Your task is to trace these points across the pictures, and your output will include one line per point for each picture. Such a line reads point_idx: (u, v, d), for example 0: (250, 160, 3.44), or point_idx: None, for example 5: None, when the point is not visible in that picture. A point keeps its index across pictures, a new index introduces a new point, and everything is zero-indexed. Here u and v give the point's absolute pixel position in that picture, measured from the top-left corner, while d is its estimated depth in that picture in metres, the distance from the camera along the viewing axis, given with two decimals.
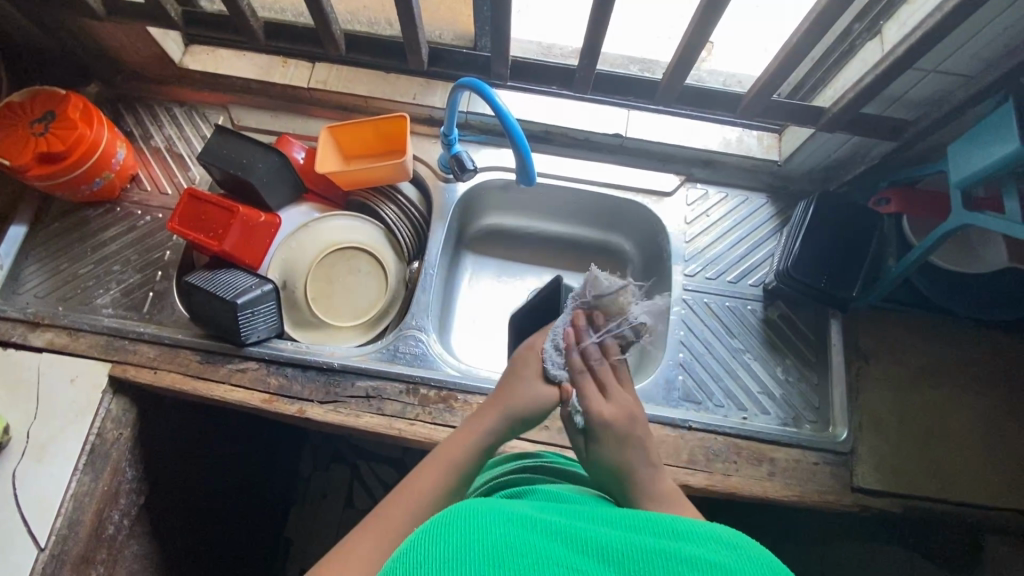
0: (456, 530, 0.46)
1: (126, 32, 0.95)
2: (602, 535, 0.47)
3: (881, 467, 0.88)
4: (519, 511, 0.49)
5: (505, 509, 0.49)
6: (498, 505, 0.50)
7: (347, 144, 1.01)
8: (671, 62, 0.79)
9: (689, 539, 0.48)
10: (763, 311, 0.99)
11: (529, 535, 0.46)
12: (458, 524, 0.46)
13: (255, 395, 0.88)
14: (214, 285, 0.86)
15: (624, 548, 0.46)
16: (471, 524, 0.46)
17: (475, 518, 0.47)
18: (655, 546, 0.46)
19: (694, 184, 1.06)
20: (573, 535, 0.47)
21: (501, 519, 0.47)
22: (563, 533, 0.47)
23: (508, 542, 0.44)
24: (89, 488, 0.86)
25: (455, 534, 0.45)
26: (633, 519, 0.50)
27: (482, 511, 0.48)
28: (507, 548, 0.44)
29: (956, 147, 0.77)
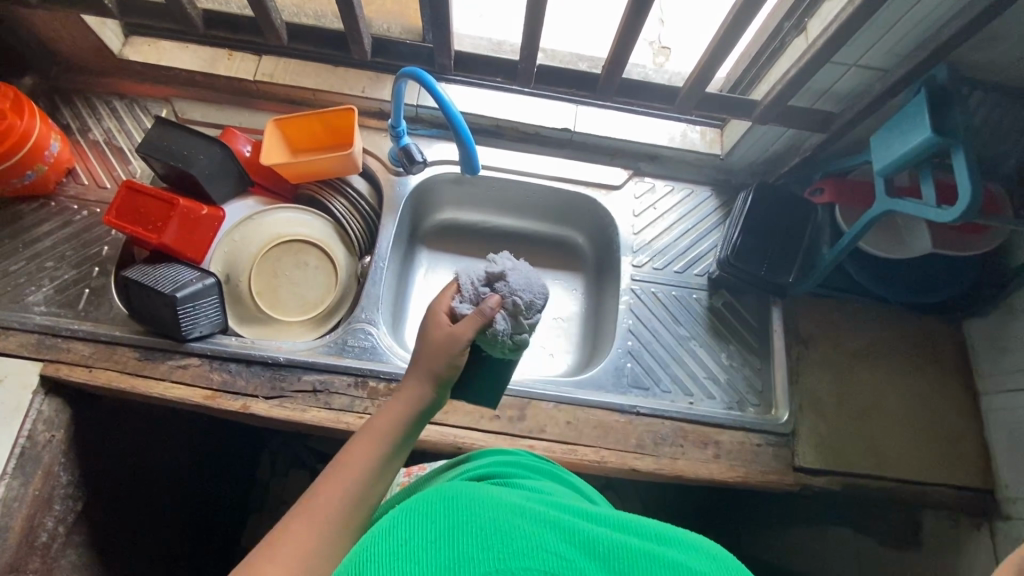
0: (445, 514, 0.41)
1: (59, 21, 0.92)
2: (604, 534, 0.42)
3: (820, 447, 0.91)
4: (517, 500, 0.44)
5: (480, 492, 0.44)
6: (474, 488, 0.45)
7: (295, 137, 1.00)
8: (609, 57, 0.80)
9: (698, 552, 0.43)
10: (709, 299, 1.02)
11: (527, 523, 0.41)
12: (441, 506, 0.42)
13: (196, 392, 0.85)
14: (153, 279, 0.84)
15: (627, 553, 0.40)
16: (462, 508, 0.42)
17: (467, 500, 0.43)
18: (663, 557, 0.41)
19: (642, 178, 1.09)
20: (575, 532, 0.41)
21: (498, 507, 0.42)
22: (563, 528, 0.41)
23: (502, 531, 0.40)
24: (18, 493, 0.82)
25: (448, 515, 0.41)
26: (640, 521, 0.45)
27: (453, 494, 0.44)
28: (490, 538, 0.40)
29: (880, 135, 0.80)
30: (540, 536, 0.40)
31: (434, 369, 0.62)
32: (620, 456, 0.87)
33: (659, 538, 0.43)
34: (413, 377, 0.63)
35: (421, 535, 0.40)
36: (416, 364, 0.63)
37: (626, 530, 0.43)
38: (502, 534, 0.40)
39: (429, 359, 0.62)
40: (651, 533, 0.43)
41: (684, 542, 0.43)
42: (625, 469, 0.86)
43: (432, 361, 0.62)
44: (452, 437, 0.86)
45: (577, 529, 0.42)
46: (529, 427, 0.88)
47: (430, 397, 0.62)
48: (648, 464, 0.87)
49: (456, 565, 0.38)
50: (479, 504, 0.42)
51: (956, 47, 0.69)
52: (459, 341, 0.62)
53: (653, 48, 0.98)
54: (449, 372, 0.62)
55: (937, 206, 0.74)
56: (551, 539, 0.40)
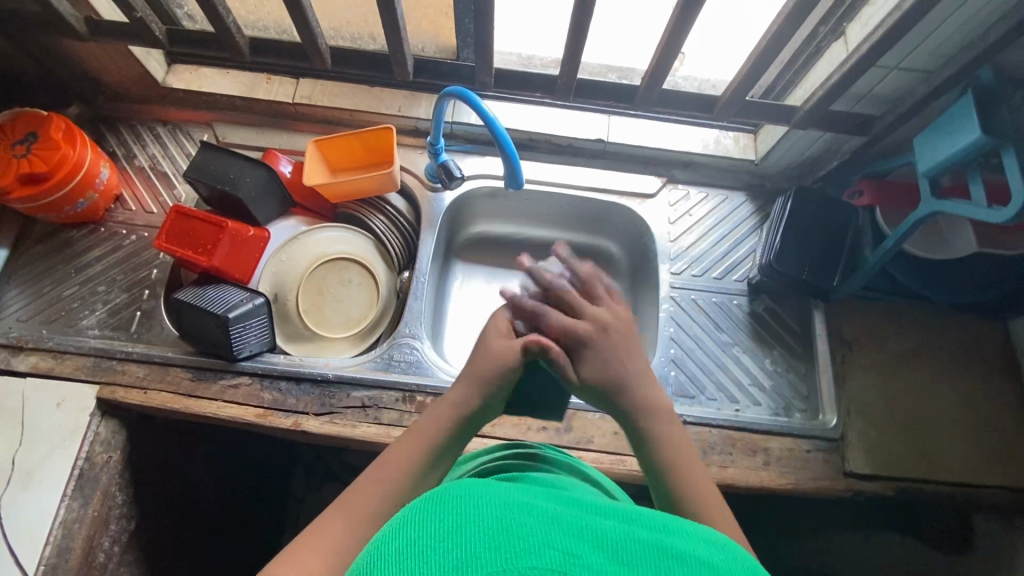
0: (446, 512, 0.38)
1: (107, 52, 0.95)
2: (613, 528, 0.39)
3: (870, 451, 0.90)
4: (522, 495, 0.41)
5: (493, 489, 0.41)
6: (486, 484, 0.42)
7: (335, 157, 1.02)
8: (649, 68, 0.81)
9: (708, 543, 0.40)
10: (749, 305, 1.01)
11: (533, 519, 0.38)
12: (451, 503, 0.39)
13: (248, 411, 0.87)
14: (204, 300, 0.86)
15: (638, 546, 0.38)
16: (472, 505, 0.39)
17: (472, 496, 0.40)
18: (674, 549, 0.38)
19: (676, 185, 1.09)
20: (582, 527, 0.39)
21: (503, 501, 0.39)
22: (571, 525, 0.39)
23: (508, 528, 0.37)
24: (78, 514, 0.84)
25: (451, 512, 0.38)
26: (649, 514, 0.43)
27: (463, 490, 0.41)
28: (506, 535, 0.37)
29: (921, 139, 0.81)
30: (546, 532, 0.37)
31: (480, 378, 0.61)
32: None
33: (668, 528, 0.41)
34: (459, 384, 0.62)
35: (429, 535, 0.37)
36: (466, 369, 0.62)
37: (635, 522, 0.41)
38: (510, 533, 0.37)
39: (480, 364, 0.61)
40: (660, 525, 0.41)
41: (694, 533, 0.41)
42: None
43: (479, 369, 0.61)
44: None
45: (589, 525, 0.39)
46: (576, 438, 0.88)
47: (472, 409, 0.61)
48: None
49: (461, 566, 0.35)
50: (482, 500, 0.39)
51: (1005, 47, 0.69)
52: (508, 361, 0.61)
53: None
54: (495, 382, 0.61)
55: (987, 205, 0.74)
56: (558, 535, 0.38)
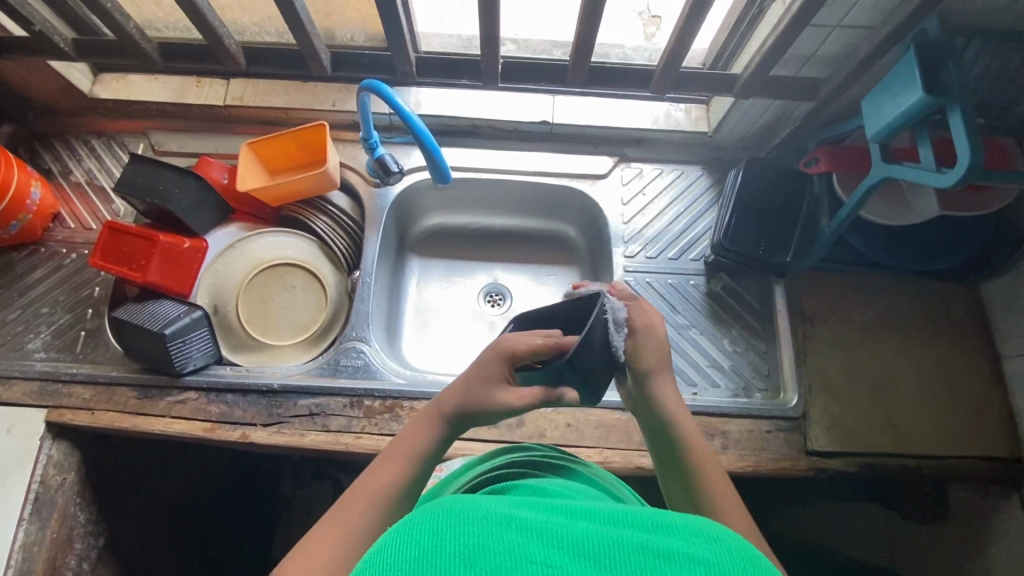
0: (420, 532, 0.37)
1: (25, 68, 0.92)
2: (597, 533, 0.37)
3: (833, 429, 0.88)
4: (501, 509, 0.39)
5: (471, 507, 0.39)
6: (463, 504, 0.40)
7: (270, 159, 0.99)
8: (574, 43, 0.75)
9: (700, 534, 0.37)
10: (706, 284, 0.98)
11: (512, 534, 0.36)
12: (424, 525, 0.37)
13: (195, 426, 0.86)
14: (141, 318, 0.85)
15: (622, 550, 0.36)
16: (445, 524, 0.37)
17: (445, 516, 0.38)
18: (657, 548, 0.36)
19: (629, 164, 1.05)
20: (561, 537, 0.37)
21: (478, 517, 0.38)
22: (552, 535, 0.37)
23: (484, 546, 0.35)
24: (36, 537, 0.84)
25: (424, 533, 0.37)
26: (636, 513, 0.40)
27: (439, 511, 0.39)
28: (478, 551, 0.35)
29: (868, 102, 0.75)
30: (526, 547, 0.36)
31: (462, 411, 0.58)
32: (625, 455, 0.85)
33: (655, 526, 0.38)
34: (439, 408, 0.59)
35: (401, 558, 0.35)
36: (449, 399, 0.59)
37: (620, 524, 0.38)
38: (482, 550, 0.35)
39: (468, 380, 0.58)
40: (647, 522, 0.39)
41: (683, 526, 0.38)
42: (630, 467, 0.84)
43: (460, 399, 0.58)
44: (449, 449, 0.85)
45: (567, 533, 0.37)
46: (528, 432, 0.87)
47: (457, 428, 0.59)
48: None
49: None
50: (457, 519, 0.38)
51: None
52: (501, 400, 0.57)
53: (641, 19, 0.95)
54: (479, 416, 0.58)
55: (936, 169, 0.70)
56: (537, 548, 0.36)
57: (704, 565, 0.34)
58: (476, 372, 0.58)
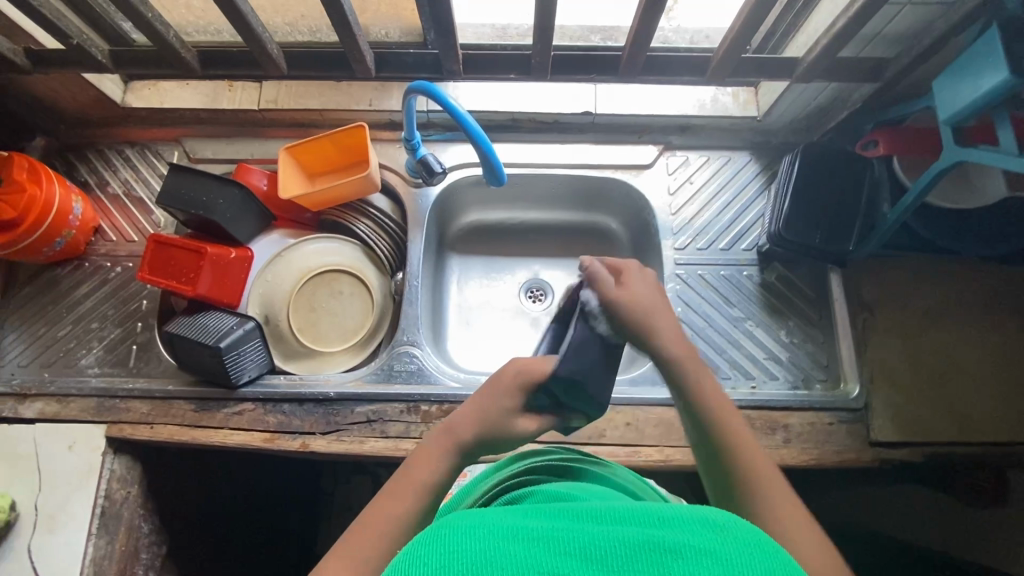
0: (427, 550, 0.35)
1: (60, 81, 0.90)
2: (601, 535, 0.36)
3: (896, 419, 0.86)
4: (507, 522, 0.38)
5: (476, 521, 0.38)
6: (466, 518, 0.39)
7: (309, 163, 0.97)
8: (630, 33, 0.71)
9: (707, 525, 0.37)
10: (760, 274, 0.96)
11: (516, 547, 0.35)
12: (430, 545, 0.36)
13: (255, 436, 0.86)
14: (195, 331, 0.84)
15: (628, 550, 0.35)
16: (450, 542, 0.36)
17: (449, 535, 0.36)
18: (664, 542, 0.35)
19: (673, 152, 1.02)
20: (566, 542, 0.36)
21: (482, 531, 0.37)
22: (556, 543, 0.36)
23: (490, 561, 0.34)
24: (106, 551, 0.85)
25: (432, 553, 0.35)
26: (640, 510, 0.39)
27: (444, 526, 0.37)
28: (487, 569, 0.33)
29: (942, 82, 0.72)
30: (531, 559, 0.34)
31: (485, 442, 0.56)
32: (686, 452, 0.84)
33: (661, 521, 0.37)
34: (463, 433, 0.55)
35: None
36: (474, 426, 0.55)
37: (628, 521, 0.38)
38: (490, 566, 0.33)
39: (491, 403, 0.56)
40: (654, 517, 0.38)
41: (688, 517, 0.37)
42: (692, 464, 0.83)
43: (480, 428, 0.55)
44: None
45: (571, 538, 0.36)
46: (587, 433, 0.86)
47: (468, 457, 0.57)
48: None
49: None
50: (461, 536, 0.36)
51: None
52: (520, 428, 0.56)
53: None
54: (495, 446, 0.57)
55: (1017, 153, 0.67)
56: (541, 559, 0.34)
57: (712, 557, 0.34)
58: (504, 396, 0.56)
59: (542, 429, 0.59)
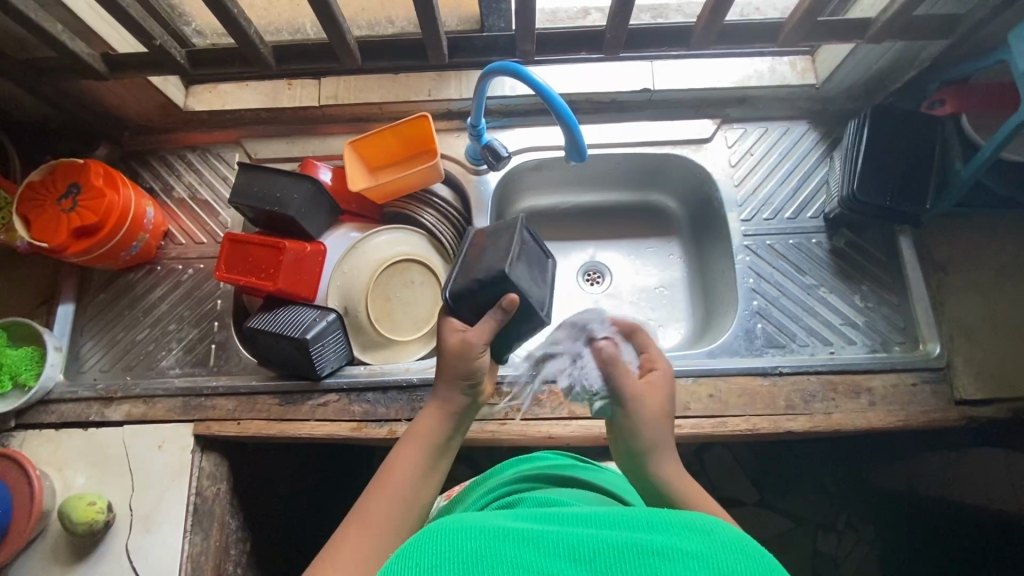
0: (434, 549, 0.42)
1: (128, 86, 0.92)
2: (586, 535, 0.42)
3: (980, 376, 0.86)
4: (499, 525, 0.44)
5: (476, 524, 0.44)
6: (470, 521, 0.45)
7: (372, 156, 0.98)
8: (710, 1, 0.71)
9: (694, 531, 0.41)
10: (829, 241, 0.96)
11: (506, 548, 0.41)
12: (430, 545, 0.42)
13: (342, 426, 0.87)
14: (278, 325, 0.85)
15: (613, 551, 0.40)
16: (448, 542, 0.42)
17: (451, 535, 0.43)
18: (652, 545, 0.40)
19: (731, 125, 1.02)
20: (557, 543, 0.41)
21: (481, 532, 0.43)
22: (545, 543, 0.41)
23: (484, 559, 0.40)
24: (202, 547, 0.86)
25: (427, 555, 0.41)
26: (636, 514, 0.44)
27: (449, 527, 0.44)
28: (483, 564, 0.40)
29: (1017, 35, 0.73)
30: (519, 557, 0.40)
31: (451, 375, 0.64)
32: (773, 420, 0.84)
33: (652, 526, 0.42)
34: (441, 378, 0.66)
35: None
36: (439, 366, 0.65)
37: (618, 526, 0.43)
38: (483, 563, 0.40)
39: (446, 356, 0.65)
40: (643, 522, 0.43)
41: (677, 523, 0.42)
42: (780, 432, 0.83)
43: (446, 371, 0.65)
44: (599, 429, 0.84)
45: (558, 537, 0.42)
46: (672, 407, 0.85)
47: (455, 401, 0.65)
48: (802, 424, 0.84)
49: None
50: (460, 536, 0.43)
51: None
52: (467, 352, 0.64)
53: None
54: (467, 377, 0.64)
55: None
56: (527, 557, 0.40)
57: (697, 560, 0.39)
58: (441, 324, 0.66)
59: (478, 339, 0.63)
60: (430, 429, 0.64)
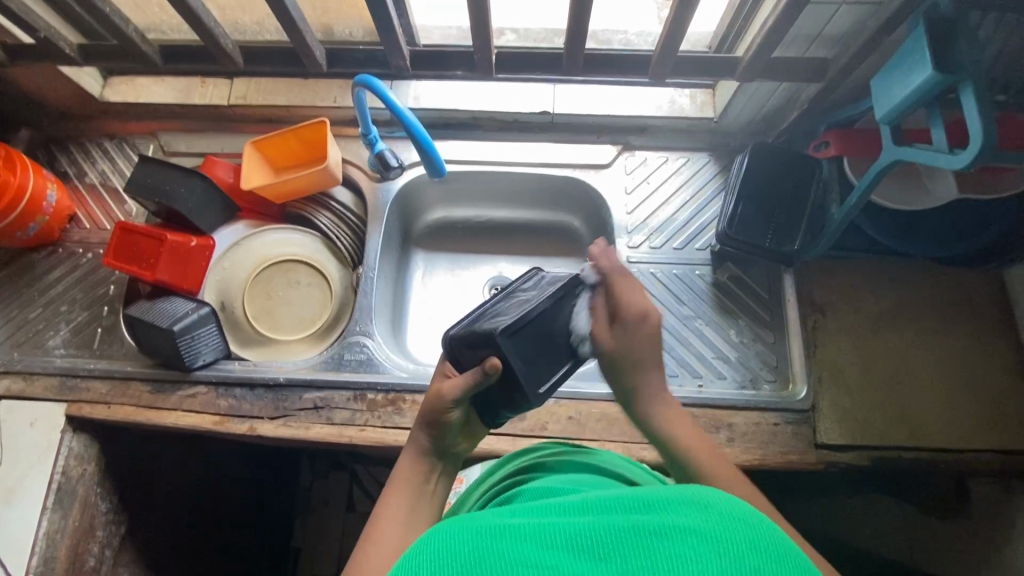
0: (428, 556, 0.38)
1: (38, 74, 0.95)
2: (583, 525, 0.39)
3: (844, 422, 0.85)
4: (494, 520, 0.41)
5: (475, 521, 0.42)
6: (470, 519, 0.42)
7: (275, 158, 1.01)
8: (568, 27, 0.72)
9: (692, 505, 0.39)
10: (712, 274, 0.96)
11: (503, 542, 0.38)
12: (429, 546, 0.39)
13: (205, 418, 0.88)
14: (152, 315, 0.87)
15: (611, 538, 0.38)
16: (445, 542, 0.39)
17: (447, 537, 0.40)
18: (649, 526, 0.38)
19: (632, 152, 1.03)
20: (555, 535, 0.39)
21: (474, 530, 0.40)
22: (544, 535, 0.39)
23: (480, 556, 0.37)
24: (60, 526, 0.88)
25: (422, 559, 0.38)
26: (630, 497, 0.42)
27: (448, 528, 0.41)
28: (480, 560, 0.37)
29: (879, 82, 0.72)
30: (518, 551, 0.37)
31: (433, 421, 0.59)
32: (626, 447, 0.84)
33: (647, 506, 0.40)
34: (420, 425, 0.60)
35: None
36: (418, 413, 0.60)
37: (617, 510, 0.41)
38: (481, 561, 0.37)
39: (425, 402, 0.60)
40: (642, 503, 0.41)
41: (677, 498, 0.40)
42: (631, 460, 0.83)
43: (428, 413, 0.59)
44: None
45: (556, 529, 0.39)
46: (530, 425, 0.86)
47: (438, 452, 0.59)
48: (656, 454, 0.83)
49: None
50: (459, 535, 0.40)
51: None
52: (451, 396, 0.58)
53: None
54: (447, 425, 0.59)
55: (949, 151, 0.67)
56: (529, 549, 0.38)
57: (697, 536, 0.36)
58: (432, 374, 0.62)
59: (456, 391, 0.58)
60: (419, 471, 0.58)
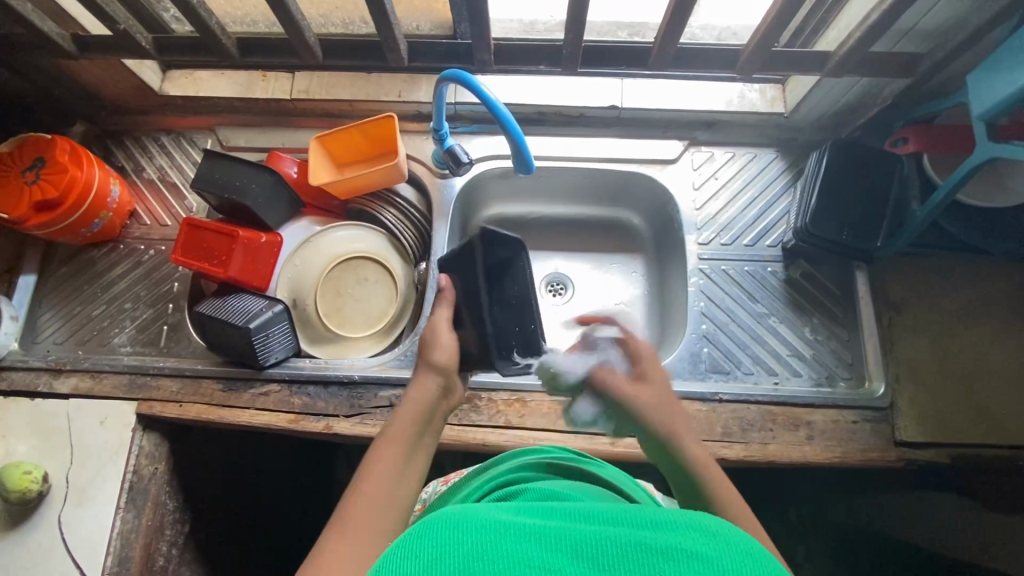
0: (429, 541, 0.39)
1: (102, 68, 0.93)
2: (591, 534, 0.39)
3: (922, 419, 0.85)
4: (499, 517, 0.41)
5: (481, 516, 0.41)
6: (475, 512, 0.42)
7: (339, 153, 0.99)
8: (663, 21, 0.71)
9: (700, 532, 0.39)
10: (785, 271, 0.96)
11: (509, 540, 0.38)
12: (430, 534, 0.39)
13: (280, 417, 0.87)
14: (225, 312, 0.86)
15: (616, 549, 0.38)
16: (449, 533, 0.39)
17: (450, 526, 0.40)
18: (656, 545, 0.38)
19: (699, 147, 1.02)
20: (561, 539, 0.39)
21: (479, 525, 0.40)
22: (550, 539, 0.39)
23: (483, 553, 0.37)
24: (133, 525, 0.87)
25: (426, 546, 0.38)
26: (634, 512, 0.42)
27: (450, 518, 0.41)
28: (485, 557, 0.37)
29: (976, 77, 0.71)
30: (523, 552, 0.37)
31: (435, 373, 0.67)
32: (707, 445, 0.83)
33: (655, 524, 0.40)
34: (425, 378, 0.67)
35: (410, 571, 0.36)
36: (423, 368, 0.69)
37: (623, 523, 0.41)
38: (485, 558, 0.37)
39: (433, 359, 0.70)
40: (648, 521, 0.41)
41: (683, 523, 0.40)
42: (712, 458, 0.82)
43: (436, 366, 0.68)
44: (532, 439, 0.85)
45: (565, 533, 0.39)
46: None
47: (434, 412, 0.65)
48: (737, 452, 0.83)
49: None
50: (466, 527, 0.40)
51: None
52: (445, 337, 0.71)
53: None
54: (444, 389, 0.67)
55: None
56: (534, 552, 0.38)
57: (700, 561, 0.36)
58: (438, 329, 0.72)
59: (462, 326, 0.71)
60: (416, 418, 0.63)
